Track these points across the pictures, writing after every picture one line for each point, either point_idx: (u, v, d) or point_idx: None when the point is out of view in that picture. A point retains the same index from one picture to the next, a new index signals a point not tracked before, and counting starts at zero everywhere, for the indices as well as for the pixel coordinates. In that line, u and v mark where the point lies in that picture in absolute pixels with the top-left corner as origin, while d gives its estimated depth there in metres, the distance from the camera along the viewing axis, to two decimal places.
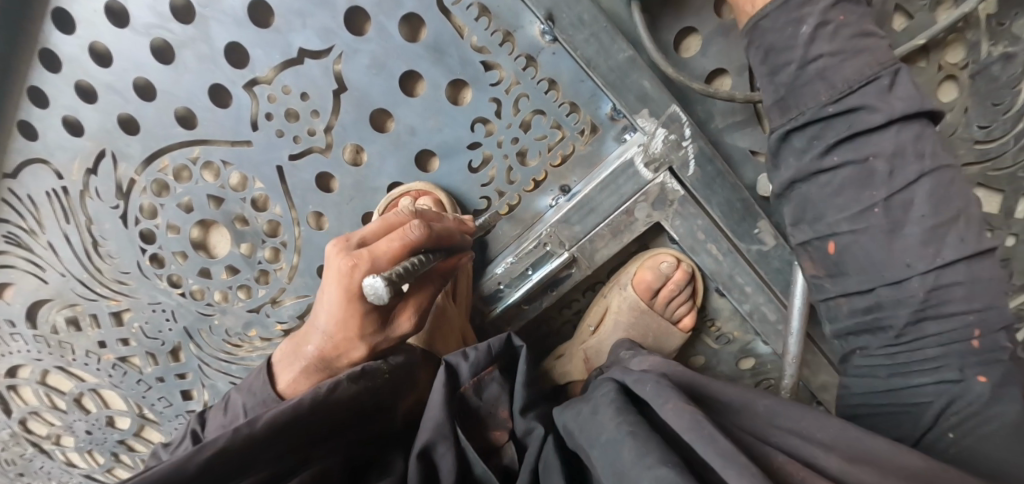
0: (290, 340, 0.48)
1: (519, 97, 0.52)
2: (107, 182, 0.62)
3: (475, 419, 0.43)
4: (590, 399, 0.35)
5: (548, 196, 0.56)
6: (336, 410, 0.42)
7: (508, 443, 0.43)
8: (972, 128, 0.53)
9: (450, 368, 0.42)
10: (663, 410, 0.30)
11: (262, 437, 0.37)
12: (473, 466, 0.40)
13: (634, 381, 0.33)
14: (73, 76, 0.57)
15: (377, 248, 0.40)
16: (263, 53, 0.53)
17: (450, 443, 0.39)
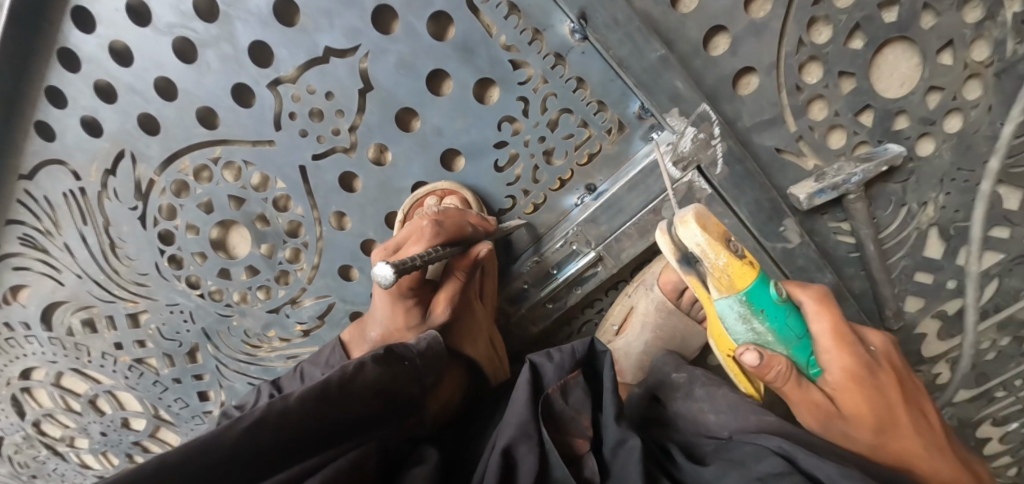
0: (352, 330, 0.56)
1: (547, 96, 0.52)
2: (126, 182, 0.61)
3: (558, 423, 0.44)
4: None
5: (574, 195, 0.56)
6: (370, 397, 0.43)
7: (588, 454, 0.43)
8: (995, 126, 0.55)
9: (532, 368, 0.47)
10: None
11: (285, 418, 0.36)
12: (550, 471, 0.41)
13: (838, 477, 0.32)
14: (92, 76, 0.56)
15: (408, 252, 0.49)
16: (288, 52, 0.53)
17: (533, 442, 0.41)
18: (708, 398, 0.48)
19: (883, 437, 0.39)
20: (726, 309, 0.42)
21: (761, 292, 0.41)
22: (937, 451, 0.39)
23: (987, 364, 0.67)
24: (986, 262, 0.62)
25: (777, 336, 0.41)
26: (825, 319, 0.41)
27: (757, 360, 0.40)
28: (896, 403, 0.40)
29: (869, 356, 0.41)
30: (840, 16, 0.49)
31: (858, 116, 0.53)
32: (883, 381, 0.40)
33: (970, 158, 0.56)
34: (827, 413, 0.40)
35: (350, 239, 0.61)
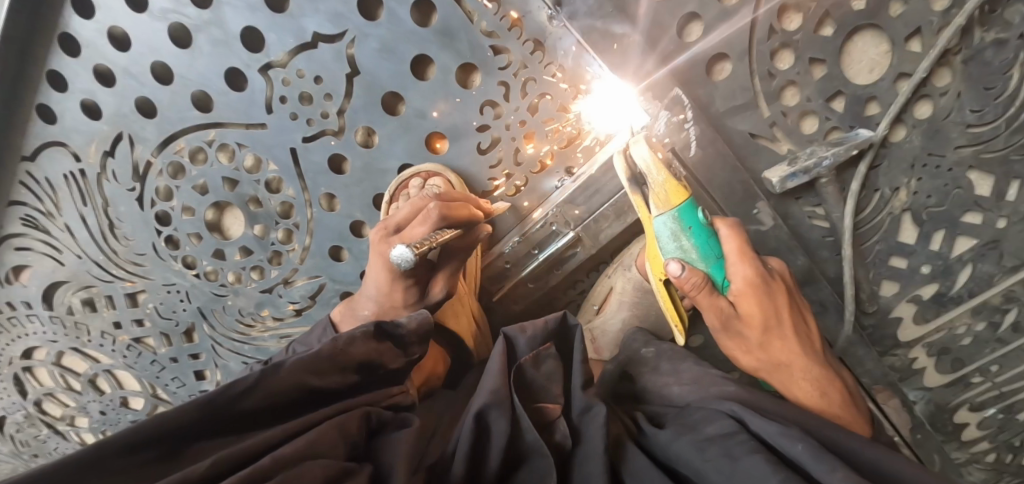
0: (342, 306, 0.58)
1: (526, 81, 0.54)
2: (124, 164, 0.63)
3: (530, 392, 0.46)
4: (719, 441, 0.38)
5: (554, 178, 0.57)
6: (353, 366, 0.45)
7: (559, 419, 0.44)
8: (964, 112, 0.57)
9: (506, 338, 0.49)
10: (831, 476, 0.33)
11: (274, 385, 0.39)
12: (522, 436, 0.42)
13: (777, 434, 0.37)
14: (90, 60, 0.59)
15: (413, 231, 0.50)
16: (277, 37, 0.55)
17: (505, 406, 0.43)
18: (673, 371, 0.52)
19: (768, 337, 0.48)
20: (661, 226, 0.49)
21: (691, 211, 0.48)
22: (810, 353, 0.48)
23: (962, 349, 0.69)
24: (959, 247, 0.64)
25: (698, 255, 0.48)
26: (734, 242, 0.49)
27: (679, 273, 0.47)
28: (783, 309, 0.48)
29: (766, 272, 0.49)
30: (809, 4, 0.51)
31: (828, 102, 0.54)
32: (777, 294, 0.48)
33: (939, 143, 0.58)
34: (728, 316, 0.48)
35: (340, 220, 0.63)
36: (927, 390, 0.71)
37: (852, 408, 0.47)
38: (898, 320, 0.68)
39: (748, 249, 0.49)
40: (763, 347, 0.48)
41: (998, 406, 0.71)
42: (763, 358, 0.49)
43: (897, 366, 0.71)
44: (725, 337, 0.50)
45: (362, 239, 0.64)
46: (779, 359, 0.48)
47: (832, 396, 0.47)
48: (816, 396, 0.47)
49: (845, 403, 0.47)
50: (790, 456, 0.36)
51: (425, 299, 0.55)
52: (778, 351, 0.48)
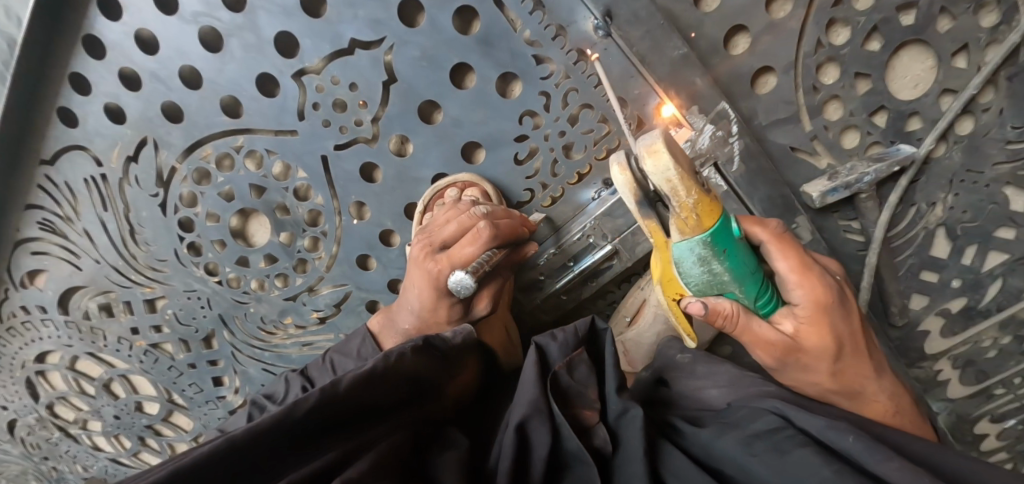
0: (382, 316, 0.58)
1: (569, 91, 0.53)
2: (148, 169, 0.62)
3: (566, 398, 0.43)
4: (765, 437, 0.38)
5: (590, 189, 0.57)
6: (402, 382, 0.44)
7: (598, 424, 0.43)
8: (1005, 129, 0.57)
9: (538, 348, 0.47)
10: (885, 466, 0.31)
11: (341, 403, 0.39)
12: (565, 443, 0.41)
13: (826, 428, 0.36)
14: (116, 63, 0.57)
15: (460, 251, 0.50)
16: (313, 43, 0.53)
17: (545, 416, 0.41)
18: (709, 375, 0.51)
19: (839, 360, 0.44)
20: (685, 253, 0.42)
21: (723, 235, 0.41)
22: (877, 371, 0.46)
23: (987, 361, 0.69)
24: (990, 262, 0.63)
25: (732, 276, 0.42)
26: (793, 257, 0.43)
27: (701, 311, 0.44)
28: (855, 331, 0.44)
29: (838, 285, 0.44)
30: (858, 18, 0.50)
31: (871, 117, 0.54)
32: (849, 312, 0.44)
33: (978, 159, 0.58)
34: (793, 347, 0.43)
35: (370, 229, 0.62)
36: (950, 402, 0.71)
37: (918, 418, 0.47)
38: (926, 333, 0.68)
39: (818, 267, 0.44)
40: (831, 370, 0.44)
41: (1020, 419, 0.70)
42: (829, 379, 0.45)
43: (921, 377, 0.70)
44: (789, 365, 0.45)
45: (392, 248, 0.63)
46: (847, 377, 0.45)
47: (898, 414, 0.46)
48: (888, 412, 0.46)
49: (910, 417, 0.47)
50: (841, 450, 0.34)
51: (468, 315, 0.55)
52: (846, 368, 0.45)
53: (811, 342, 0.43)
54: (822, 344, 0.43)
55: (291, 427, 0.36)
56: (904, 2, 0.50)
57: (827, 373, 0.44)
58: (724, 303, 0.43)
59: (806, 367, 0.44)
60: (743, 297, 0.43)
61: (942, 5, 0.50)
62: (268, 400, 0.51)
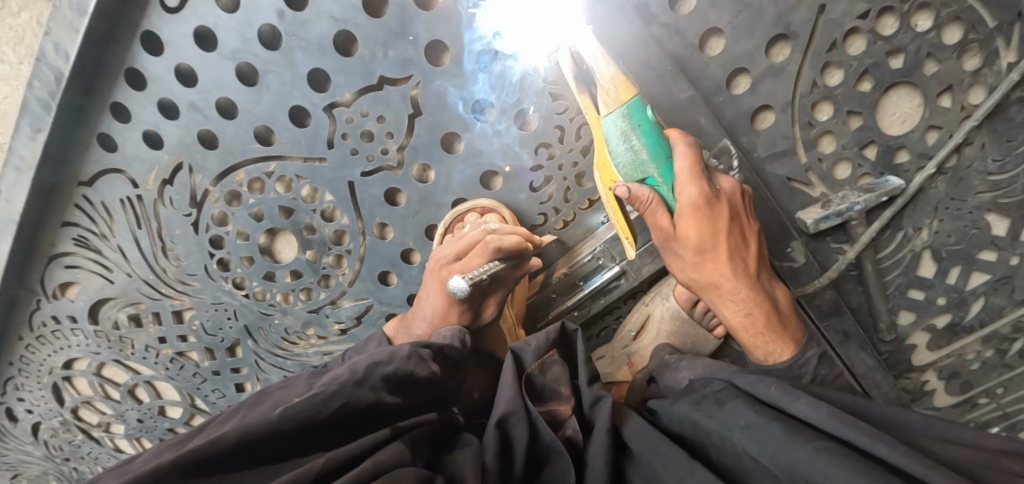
0: (393, 326, 0.62)
1: (582, 125, 0.57)
2: (182, 191, 0.65)
3: (540, 397, 0.49)
4: (711, 397, 0.43)
5: (600, 214, 0.61)
6: (423, 385, 0.48)
7: (570, 417, 0.47)
8: (986, 162, 0.61)
9: (514, 354, 0.51)
10: (796, 405, 0.37)
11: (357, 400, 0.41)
12: (541, 436, 0.44)
13: (755, 383, 0.41)
14: (157, 94, 0.61)
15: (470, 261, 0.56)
16: (345, 79, 0.58)
17: (521, 414, 0.45)
18: (689, 365, 0.53)
19: (702, 257, 0.53)
20: (611, 126, 0.50)
21: (638, 111, 0.50)
22: (741, 276, 0.53)
23: (971, 373, 0.73)
24: (973, 281, 0.68)
25: (649, 156, 0.51)
26: (687, 160, 0.51)
27: (627, 194, 0.51)
28: (721, 230, 0.51)
29: (713, 192, 0.51)
30: (851, 62, 0.54)
31: (862, 150, 0.58)
32: (719, 219, 0.51)
33: (962, 189, 0.63)
34: (667, 234, 0.52)
35: (392, 248, 0.66)
36: (935, 410, 0.75)
37: (778, 328, 0.53)
38: (913, 346, 0.72)
39: (695, 176, 0.51)
40: (695, 263, 0.53)
41: (1002, 426, 0.75)
42: (698, 275, 0.54)
43: (910, 388, 0.74)
44: (669, 248, 0.54)
45: (412, 266, 0.67)
46: (711, 278, 0.54)
47: (756, 318, 0.53)
48: (740, 315, 0.54)
49: (770, 329, 0.53)
50: (767, 399, 0.40)
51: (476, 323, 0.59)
52: (713, 268, 0.53)
53: (682, 231, 0.52)
54: (693, 235, 0.51)
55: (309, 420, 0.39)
56: (894, 47, 0.54)
57: (683, 258, 0.53)
58: (643, 188, 0.51)
59: (672, 253, 0.54)
60: (661, 181, 0.51)
61: (929, 50, 0.54)
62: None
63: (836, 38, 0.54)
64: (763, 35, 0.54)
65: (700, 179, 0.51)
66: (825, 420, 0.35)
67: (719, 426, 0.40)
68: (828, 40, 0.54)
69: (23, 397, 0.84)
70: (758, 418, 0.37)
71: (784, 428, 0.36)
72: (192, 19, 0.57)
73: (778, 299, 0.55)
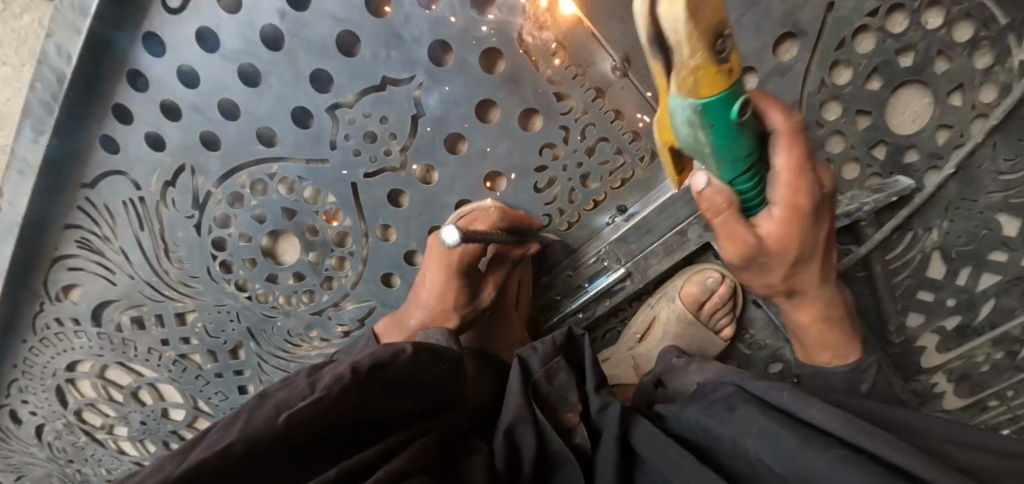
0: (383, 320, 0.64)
1: (587, 126, 0.57)
2: (184, 193, 0.65)
3: (547, 402, 0.48)
4: (721, 402, 0.42)
5: (606, 215, 0.61)
6: (426, 388, 0.47)
7: (579, 424, 0.47)
8: (998, 161, 0.60)
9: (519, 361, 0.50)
10: (810, 411, 0.35)
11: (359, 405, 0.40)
12: (550, 443, 0.45)
13: (766, 388, 0.39)
14: (159, 95, 0.60)
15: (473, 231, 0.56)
16: (348, 80, 0.57)
17: (529, 422, 0.45)
18: (700, 370, 0.52)
19: (793, 267, 0.48)
20: (678, 112, 0.34)
21: (721, 106, 0.34)
22: (816, 281, 0.51)
23: (981, 375, 0.72)
24: (983, 282, 0.67)
25: (716, 152, 0.36)
26: (789, 157, 0.40)
27: (703, 195, 0.41)
28: (819, 242, 0.46)
29: (817, 199, 0.42)
30: (859, 60, 0.54)
31: (871, 150, 0.57)
32: (820, 226, 0.45)
33: (972, 189, 0.62)
34: (752, 249, 0.44)
35: (395, 249, 0.66)
36: (945, 413, 0.75)
37: (845, 329, 0.55)
38: (922, 349, 0.71)
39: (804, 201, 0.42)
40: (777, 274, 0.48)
41: (1012, 429, 0.74)
42: (773, 283, 0.50)
43: (919, 391, 0.74)
44: (759, 262, 0.45)
45: (415, 267, 0.67)
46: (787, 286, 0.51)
47: (821, 320, 0.54)
48: (815, 319, 0.54)
49: (833, 331, 0.55)
50: (778, 404, 0.38)
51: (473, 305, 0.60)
52: (800, 275, 0.50)
53: (768, 246, 0.44)
54: (779, 246, 0.45)
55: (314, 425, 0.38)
56: (903, 45, 0.53)
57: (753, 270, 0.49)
58: (716, 189, 0.41)
59: (756, 270, 0.48)
60: (738, 176, 0.39)
61: (940, 48, 0.53)
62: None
63: (844, 36, 0.53)
64: (769, 33, 0.53)
65: (806, 179, 0.41)
66: (837, 426, 0.34)
67: (732, 432, 0.39)
68: (836, 39, 0.53)
69: (28, 399, 0.83)
70: (770, 425, 0.36)
71: (796, 434, 0.35)
72: (194, 20, 0.57)
73: (847, 303, 0.55)
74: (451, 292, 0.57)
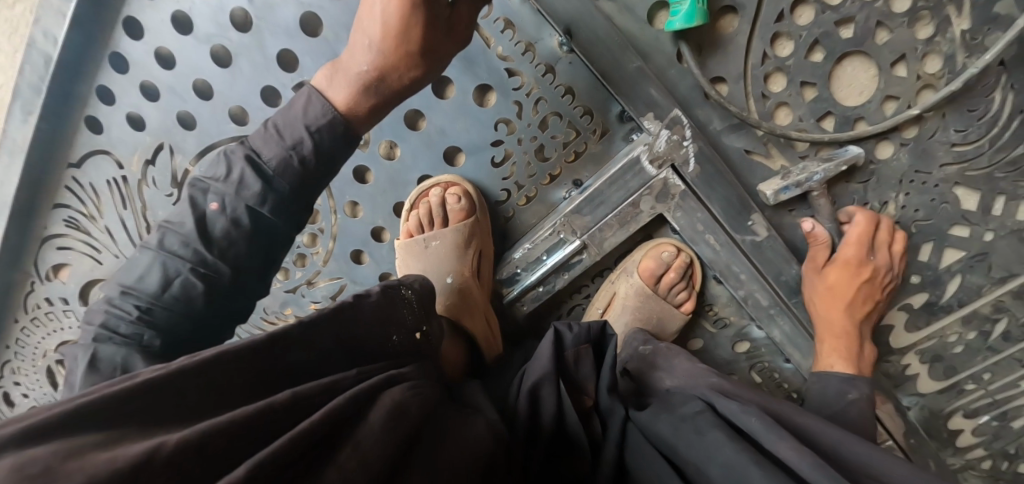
0: (321, 77, 0.45)
1: (538, 100, 0.59)
2: (163, 171, 0.68)
3: (572, 382, 0.50)
4: (689, 419, 0.42)
5: (562, 189, 0.63)
6: (403, 325, 0.44)
7: (593, 409, 0.48)
8: (949, 132, 0.60)
9: (553, 333, 0.52)
10: (779, 446, 0.35)
11: (353, 327, 0.38)
12: (567, 418, 0.44)
13: (738, 412, 0.40)
14: (138, 77, 0.64)
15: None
16: (311, 60, 0.60)
17: (552, 383, 0.46)
18: (670, 369, 0.54)
19: None
20: None
21: None
22: None
23: (955, 356, 0.71)
24: (947, 259, 0.66)
25: None
26: None
27: None
28: None
29: None
30: (800, 33, 0.55)
31: (819, 122, 0.58)
32: None
33: (926, 161, 0.61)
34: None
35: (362, 226, 0.68)
36: (920, 396, 0.73)
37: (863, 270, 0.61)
38: (890, 328, 0.72)
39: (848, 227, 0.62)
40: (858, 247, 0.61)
41: (992, 414, 0.72)
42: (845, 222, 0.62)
43: (890, 372, 0.73)
44: None
45: (383, 244, 0.69)
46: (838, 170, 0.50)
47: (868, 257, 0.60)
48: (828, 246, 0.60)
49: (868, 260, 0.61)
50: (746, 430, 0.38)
51: (444, 248, 0.64)
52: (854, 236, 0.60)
53: None
54: None
55: (321, 341, 0.35)
56: (842, 17, 0.55)
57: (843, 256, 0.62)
58: None
59: None
60: None
61: (878, 19, 0.54)
62: (211, 182, 0.41)
63: (783, 9, 0.55)
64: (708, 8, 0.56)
65: None
66: (804, 466, 0.33)
67: (697, 457, 0.38)
68: (775, 12, 0.55)
69: (19, 381, 0.85)
70: (733, 454, 0.35)
71: (765, 472, 0.33)
72: (169, 5, 0.61)
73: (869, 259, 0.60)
74: (416, 18, 0.42)
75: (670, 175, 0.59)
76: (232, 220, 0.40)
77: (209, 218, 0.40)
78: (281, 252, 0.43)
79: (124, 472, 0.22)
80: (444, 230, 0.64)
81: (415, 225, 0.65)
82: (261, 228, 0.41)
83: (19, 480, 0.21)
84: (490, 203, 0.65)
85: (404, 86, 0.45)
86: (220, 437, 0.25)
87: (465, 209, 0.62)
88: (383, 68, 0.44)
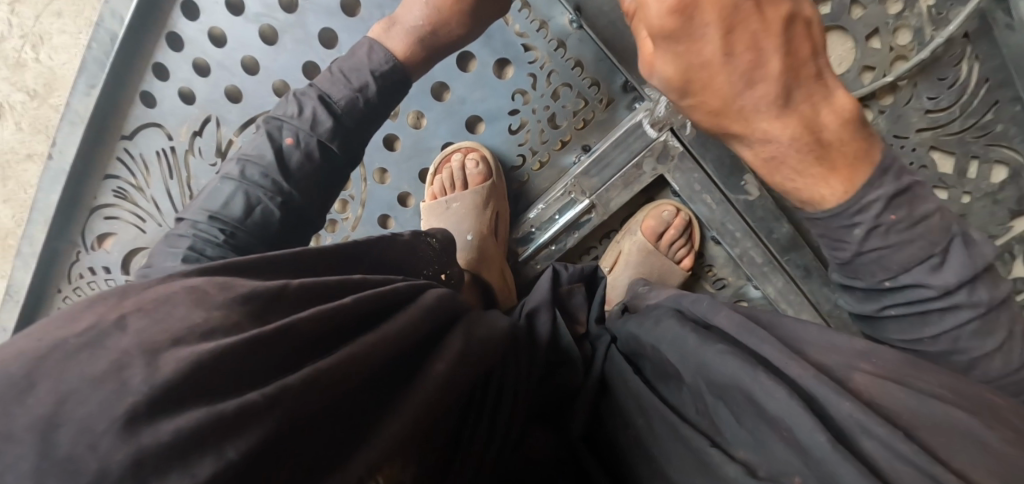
0: (378, 31, 0.54)
1: (551, 73, 0.66)
2: (210, 141, 0.75)
3: (566, 312, 0.55)
4: (652, 324, 0.44)
5: (572, 155, 0.70)
6: (433, 262, 0.50)
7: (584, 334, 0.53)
8: (922, 100, 0.66)
9: (550, 271, 0.59)
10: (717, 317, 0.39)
11: (394, 249, 0.44)
12: (561, 335, 0.48)
13: (694, 303, 0.43)
14: (192, 54, 0.72)
15: None
16: (348, 37, 0.69)
17: (547, 309, 0.51)
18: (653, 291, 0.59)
19: None
20: None
21: None
22: None
23: None
24: None
25: None
26: None
27: None
28: None
29: None
30: None
31: None
32: None
33: (902, 126, 0.67)
34: None
35: (388, 192, 0.73)
36: None
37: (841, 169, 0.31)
38: None
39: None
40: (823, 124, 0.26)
41: None
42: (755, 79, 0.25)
43: None
44: None
45: (407, 209, 0.75)
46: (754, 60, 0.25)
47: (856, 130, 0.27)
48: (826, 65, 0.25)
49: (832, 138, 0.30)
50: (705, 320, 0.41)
51: (465, 208, 0.70)
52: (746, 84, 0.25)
53: None
54: None
55: (369, 257, 0.40)
56: None
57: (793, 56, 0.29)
58: None
59: None
60: None
61: None
62: (282, 120, 0.48)
63: None
64: None
65: None
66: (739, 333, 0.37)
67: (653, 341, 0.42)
68: None
69: None
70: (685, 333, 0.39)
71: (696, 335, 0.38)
72: None
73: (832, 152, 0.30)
74: None
75: (668, 138, 0.66)
76: (306, 152, 0.47)
77: (286, 151, 0.46)
78: (336, 190, 0.50)
79: (271, 292, 0.27)
80: (464, 193, 0.69)
81: (439, 189, 0.71)
82: (329, 160, 0.48)
83: (213, 284, 0.26)
84: (506, 170, 0.72)
85: (452, 41, 0.55)
86: (311, 298, 0.29)
87: (483, 173, 0.69)
88: (435, 23, 0.53)
